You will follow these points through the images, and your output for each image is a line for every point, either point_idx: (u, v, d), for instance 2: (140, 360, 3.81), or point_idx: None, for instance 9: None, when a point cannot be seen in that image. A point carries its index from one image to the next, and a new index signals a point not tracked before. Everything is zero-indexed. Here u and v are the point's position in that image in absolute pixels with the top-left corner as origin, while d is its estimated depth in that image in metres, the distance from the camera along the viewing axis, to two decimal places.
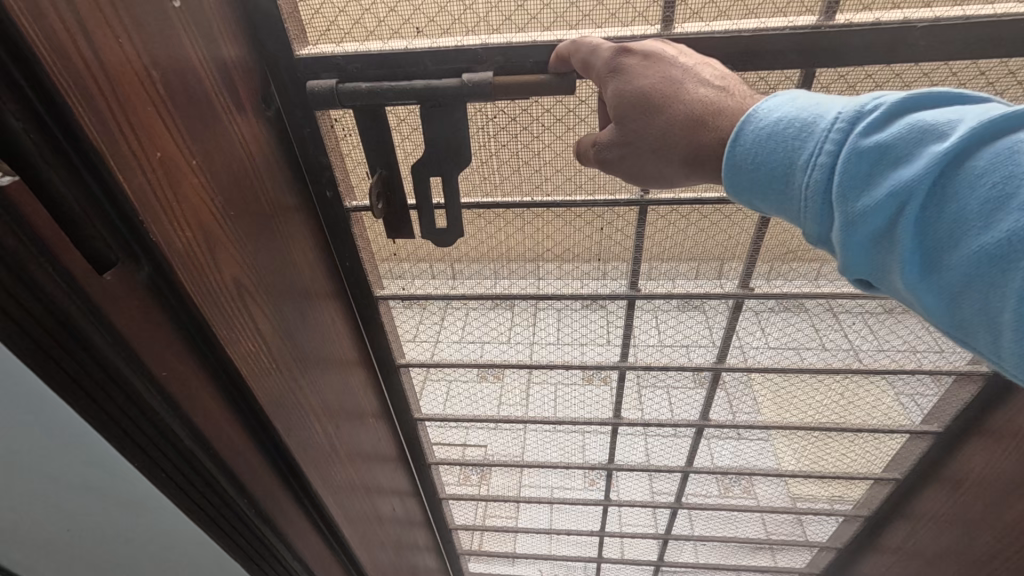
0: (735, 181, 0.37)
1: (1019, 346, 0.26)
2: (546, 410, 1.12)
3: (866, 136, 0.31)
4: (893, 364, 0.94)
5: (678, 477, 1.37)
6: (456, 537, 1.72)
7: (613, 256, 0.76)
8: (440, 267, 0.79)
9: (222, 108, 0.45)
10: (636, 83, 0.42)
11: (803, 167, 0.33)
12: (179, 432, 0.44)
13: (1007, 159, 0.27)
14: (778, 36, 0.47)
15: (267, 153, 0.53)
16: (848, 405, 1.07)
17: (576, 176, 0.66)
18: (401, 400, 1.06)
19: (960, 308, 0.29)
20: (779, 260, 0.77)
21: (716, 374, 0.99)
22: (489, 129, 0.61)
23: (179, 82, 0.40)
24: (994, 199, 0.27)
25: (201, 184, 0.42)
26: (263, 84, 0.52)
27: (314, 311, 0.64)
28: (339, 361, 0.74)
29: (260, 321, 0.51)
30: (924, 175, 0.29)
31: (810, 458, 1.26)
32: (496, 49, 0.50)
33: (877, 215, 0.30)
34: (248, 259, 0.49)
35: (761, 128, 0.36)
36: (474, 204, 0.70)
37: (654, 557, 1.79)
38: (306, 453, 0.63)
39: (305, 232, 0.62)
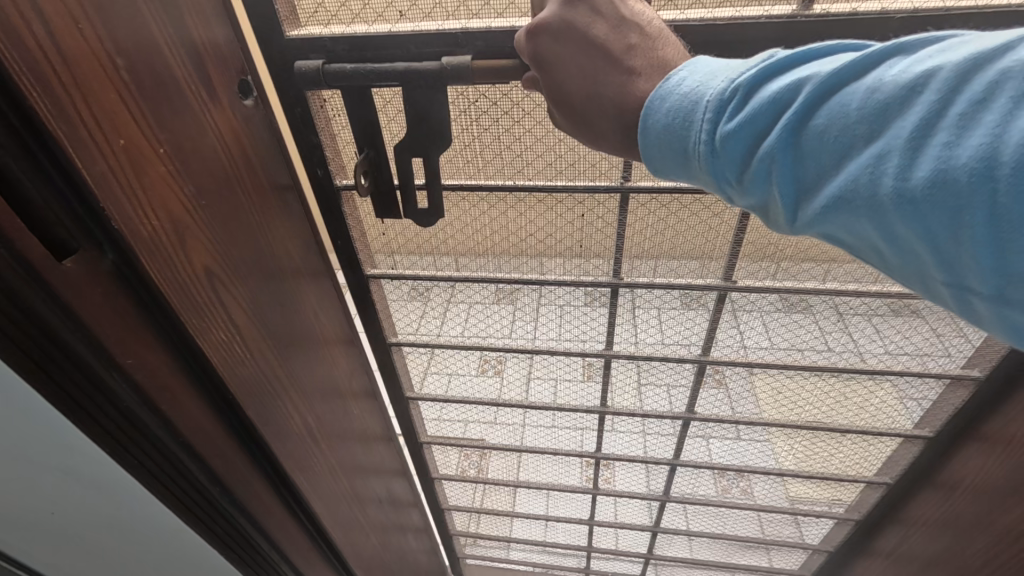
0: (653, 166, 0.40)
1: (899, 262, 0.30)
2: (546, 397, 1.12)
3: (734, 114, 0.34)
4: (881, 364, 0.95)
5: (666, 470, 1.38)
6: (450, 517, 1.77)
7: (594, 244, 0.77)
8: (427, 249, 0.81)
9: (196, 98, 0.46)
10: (563, 67, 0.45)
11: (695, 153, 0.36)
12: (145, 418, 0.46)
13: (844, 113, 0.30)
14: (755, 25, 0.47)
15: (246, 143, 0.54)
16: (834, 404, 1.08)
17: (557, 161, 0.67)
18: (396, 381, 1.10)
19: (845, 241, 0.33)
20: (766, 256, 0.77)
21: (702, 366, 0.99)
22: (471, 113, 0.63)
23: (144, 71, 0.41)
24: (837, 151, 0.30)
25: (168, 171, 0.44)
26: (239, 75, 0.52)
27: (293, 300, 0.66)
28: (322, 346, 0.77)
29: (233, 308, 0.53)
30: (784, 141, 0.32)
31: (805, 458, 1.27)
32: (476, 33, 0.51)
33: (755, 184, 0.34)
34: (221, 248, 0.51)
35: (659, 120, 0.38)
36: (458, 186, 0.71)
37: (644, 549, 1.83)
38: (281, 442, 0.65)
39: (287, 222, 0.64)
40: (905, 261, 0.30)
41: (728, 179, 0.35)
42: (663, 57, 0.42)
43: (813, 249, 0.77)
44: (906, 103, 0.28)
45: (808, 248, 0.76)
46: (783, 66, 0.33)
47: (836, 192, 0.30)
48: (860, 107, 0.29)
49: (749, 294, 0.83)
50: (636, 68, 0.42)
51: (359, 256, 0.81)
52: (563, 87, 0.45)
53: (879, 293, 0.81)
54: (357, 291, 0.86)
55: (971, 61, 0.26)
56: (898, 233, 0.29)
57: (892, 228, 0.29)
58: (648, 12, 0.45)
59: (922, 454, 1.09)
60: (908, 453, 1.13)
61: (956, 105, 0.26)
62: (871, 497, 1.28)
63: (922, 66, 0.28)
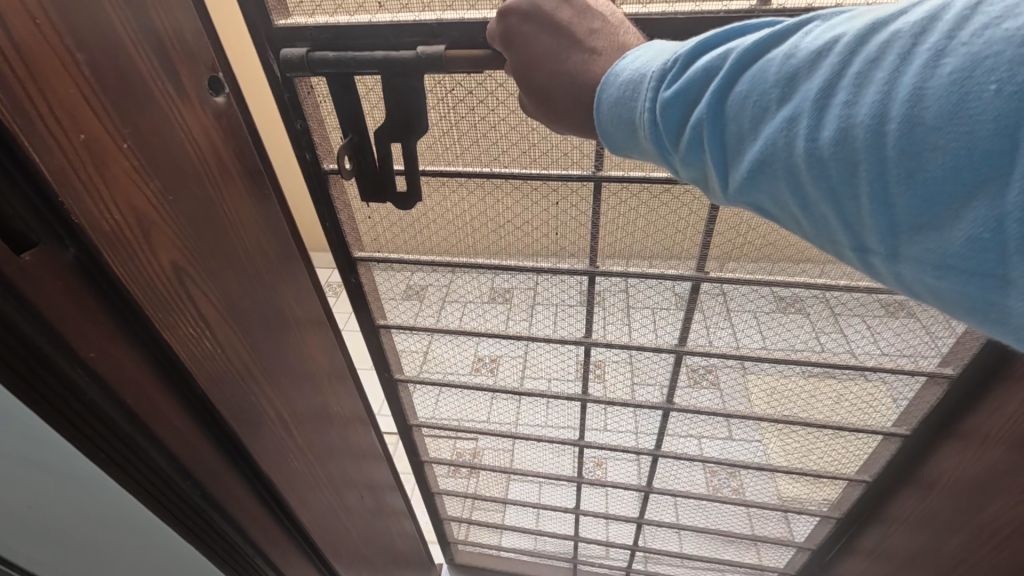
0: (608, 140, 0.43)
1: (814, 230, 0.33)
2: (539, 385, 1.12)
3: (672, 83, 0.37)
4: (856, 360, 0.89)
5: (649, 459, 1.28)
6: (444, 501, 1.67)
7: (569, 231, 0.79)
8: (408, 233, 0.84)
9: (160, 91, 0.44)
10: (532, 47, 0.47)
11: (641, 122, 0.39)
12: (116, 418, 0.44)
13: (763, 78, 0.32)
14: (712, 19, 0.50)
15: (217, 138, 0.51)
16: (810, 397, 0.98)
17: (532, 150, 0.70)
18: (385, 363, 1.10)
19: (768, 209, 0.35)
20: (739, 245, 0.77)
21: (679, 357, 0.97)
22: (448, 101, 0.66)
23: (105, 61, 0.39)
24: (756, 114, 0.32)
25: (130, 165, 0.41)
26: (211, 70, 0.50)
27: (271, 301, 0.62)
28: (304, 347, 0.72)
29: (203, 306, 0.50)
30: (713, 108, 0.34)
31: (798, 454, 1.13)
32: (451, 24, 0.54)
33: (691, 152, 0.36)
34: (190, 244, 0.48)
35: (612, 94, 0.41)
36: (437, 172, 0.74)
37: (631, 539, 1.67)
38: (258, 442, 0.61)
39: (263, 221, 0.60)
40: (820, 227, 0.33)
41: (666, 146, 0.38)
42: (623, 40, 0.46)
43: (791, 247, 0.76)
44: (814, 66, 0.30)
45: (776, 240, 0.75)
46: (717, 40, 0.36)
47: (758, 155, 0.32)
48: (777, 71, 0.32)
49: (724, 285, 0.82)
50: (596, 49, 0.45)
51: (346, 238, 0.84)
52: (528, 71, 0.48)
53: (866, 288, 0.78)
54: (345, 273, 0.89)
55: (870, 26, 0.29)
56: (809, 195, 0.31)
57: (805, 192, 0.31)
58: (607, 6, 0.48)
59: (901, 452, 0.97)
60: (888, 452, 1.01)
61: (854, 66, 0.29)
62: (850, 496, 1.14)
63: (832, 32, 0.30)
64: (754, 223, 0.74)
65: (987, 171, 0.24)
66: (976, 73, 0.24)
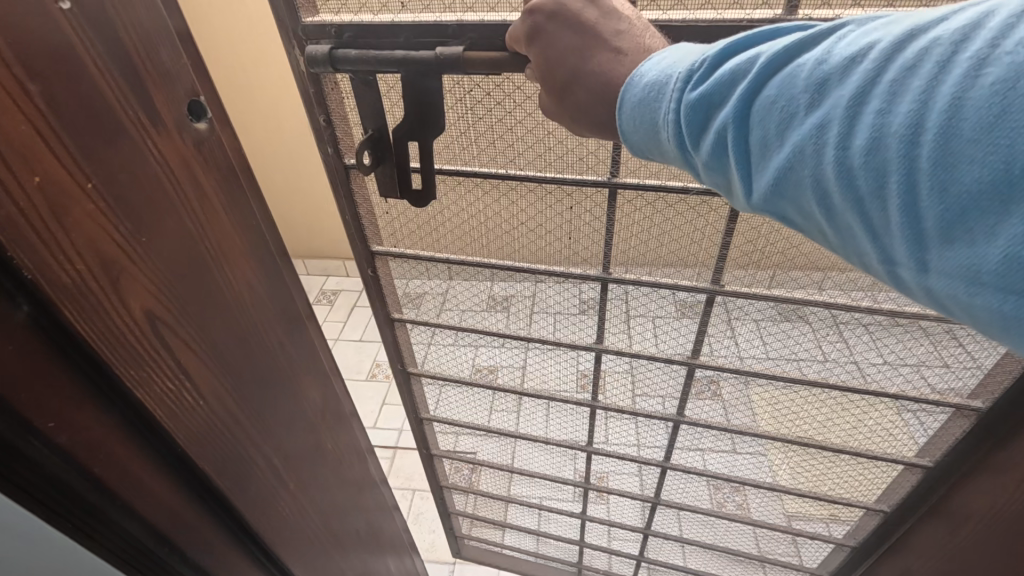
0: (629, 141, 0.42)
1: (840, 238, 0.31)
2: (544, 386, 1.10)
3: (698, 84, 0.35)
4: (877, 388, 0.85)
5: (657, 470, 1.23)
6: (449, 497, 1.55)
7: (584, 236, 0.79)
8: (423, 231, 0.85)
9: (128, 119, 0.32)
10: (554, 46, 0.47)
11: (663, 123, 0.37)
12: (100, 503, 0.35)
13: (792, 82, 0.31)
14: (734, 26, 0.50)
15: (204, 172, 0.39)
16: (825, 420, 0.94)
17: (547, 154, 0.70)
18: (396, 356, 1.10)
19: (790, 216, 0.34)
20: (756, 258, 0.75)
21: (690, 370, 0.94)
22: (466, 101, 0.66)
23: (62, 84, 0.28)
24: (783, 119, 0.31)
25: (98, 208, 0.31)
26: (191, 91, 0.37)
27: (278, 356, 0.51)
28: (313, 404, 0.60)
29: (192, 371, 0.40)
30: (740, 112, 0.33)
31: (812, 478, 1.08)
32: (470, 26, 0.55)
33: (714, 156, 0.35)
34: (175, 299, 0.37)
35: (635, 92, 0.40)
36: (454, 171, 0.75)
37: (637, 548, 1.51)
38: (258, 512, 0.51)
39: (266, 266, 0.48)
40: (845, 237, 0.31)
41: (688, 149, 0.36)
42: (648, 43, 0.45)
43: (813, 259, 0.72)
44: (847, 71, 0.29)
45: (795, 255, 0.73)
46: (745, 42, 0.35)
47: (784, 162, 0.31)
48: (809, 76, 0.30)
49: (739, 300, 0.80)
50: (621, 49, 0.44)
51: (364, 232, 0.85)
52: (548, 72, 0.48)
53: (890, 312, 0.74)
54: (362, 265, 0.91)
55: (908, 33, 0.28)
56: (835, 205, 0.30)
57: (832, 202, 0.30)
58: (629, 10, 0.48)
59: (920, 486, 0.89)
60: (909, 483, 0.93)
61: (889, 73, 0.28)
62: (868, 526, 1.06)
63: (868, 38, 0.29)
64: (772, 237, 0.72)
65: (1018, 187, 0.23)
66: (1020, 84, 0.23)
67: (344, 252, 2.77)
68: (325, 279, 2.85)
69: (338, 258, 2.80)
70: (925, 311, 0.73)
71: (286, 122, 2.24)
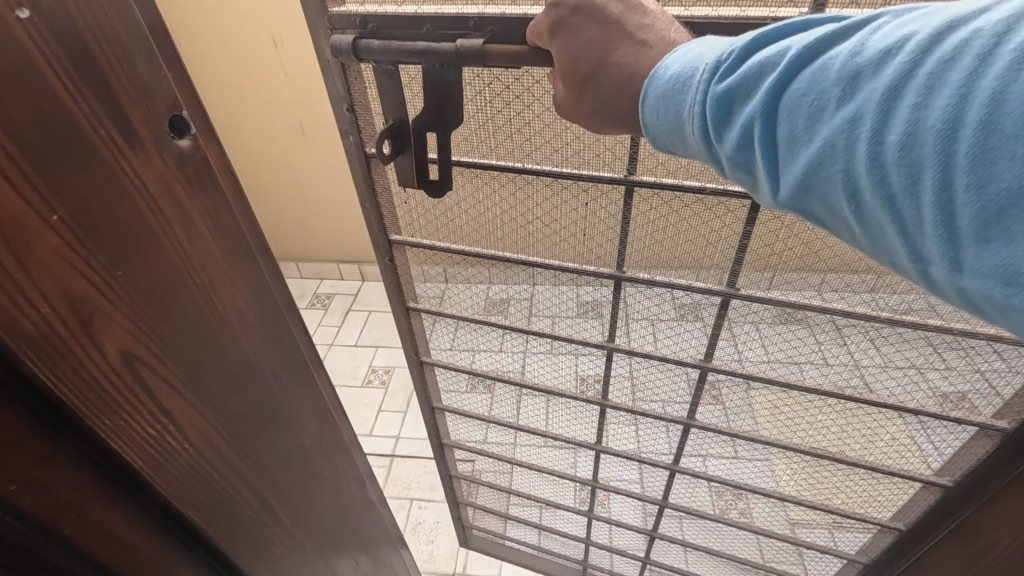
0: (650, 134, 0.41)
1: (868, 235, 0.30)
2: (551, 382, 1.08)
3: (725, 76, 0.34)
4: (896, 402, 0.81)
5: (664, 473, 1.20)
6: (459, 486, 1.51)
7: (599, 233, 0.78)
8: (439, 223, 0.86)
9: (96, 139, 0.26)
10: (576, 38, 0.46)
11: (688, 116, 0.37)
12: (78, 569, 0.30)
13: (824, 76, 0.30)
14: (758, 24, 0.49)
15: (190, 197, 0.33)
16: (840, 432, 0.91)
17: (564, 148, 0.70)
18: (410, 344, 1.10)
19: (815, 213, 0.33)
20: (774, 264, 0.73)
21: (702, 374, 0.92)
22: (485, 94, 0.67)
23: (16, 96, 0.22)
24: (812, 113, 0.30)
25: (67, 241, 0.25)
26: (172, 104, 0.31)
27: (279, 393, 0.45)
28: (318, 439, 0.54)
29: (178, 420, 0.34)
30: (768, 106, 0.32)
31: (822, 490, 1.04)
32: (493, 18, 0.55)
33: (739, 149, 0.34)
34: (161, 341, 0.32)
35: (658, 84, 0.39)
36: (471, 164, 0.75)
37: (643, 552, 1.46)
38: (258, 560, 0.46)
39: (267, 295, 0.42)
40: (873, 236, 0.30)
41: (713, 143, 0.36)
42: (673, 38, 0.45)
43: (830, 263, 0.70)
44: (880, 65, 0.28)
45: (815, 260, 0.71)
46: (773, 35, 0.34)
47: (813, 158, 0.30)
48: (840, 69, 0.30)
49: (754, 305, 0.78)
50: (648, 41, 0.44)
51: (384, 221, 0.86)
52: (567, 64, 0.48)
53: (912, 324, 0.71)
54: (379, 253, 0.93)
55: (947, 25, 0.27)
56: (865, 202, 0.29)
57: (862, 200, 0.29)
58: (654, 5, 0.48)
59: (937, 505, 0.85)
60: (926, 502, 0.88)
61: (925, 66, 0.27)
62: (881, 543, 1.01)
63: (904, 30, 0.28)
64: (791, 241, 0.70)
65: None
66: None
67: (341, 255, 2.71)
68: (320, 283, 2.78)
69: (330, 261, 2.74)
70: (951, 325, 0.70)
71: (275, 123, 2.18)
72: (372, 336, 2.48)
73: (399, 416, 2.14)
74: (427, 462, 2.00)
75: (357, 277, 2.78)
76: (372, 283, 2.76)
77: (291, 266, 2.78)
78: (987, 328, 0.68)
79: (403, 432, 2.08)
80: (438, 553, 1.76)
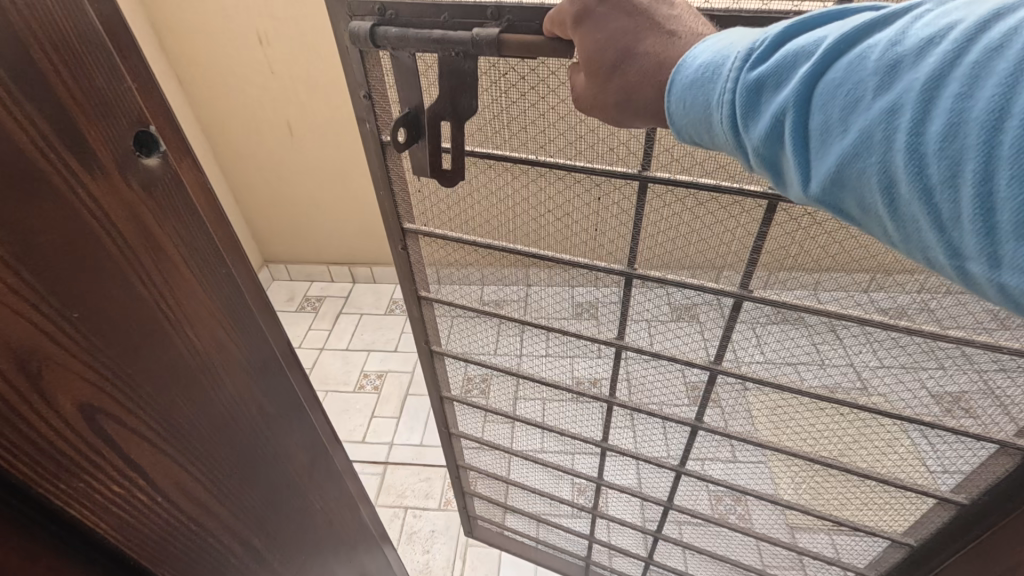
0: (676, 124, 0.40)
1: (900, 230, 0.29)
2: (555, 377, 1.06)
3: (758, 64, 0.34)
4: (909, 414, 0.79)
5: (670, 476, 1.18)
6: (467, 477, 1.53)
7: (611, 228, 0.77)
8: (451, 214, 0.86)
9: (47, 164, 0.26)
10: (598, 27, 0.46)
11: (716, 105, 0.36)
12: None
13: (861, 65, 0.29)
14: (781, 18, 0.48)
15: (159, 219, 0.33)
16: (851, 442, 0.88)
17: (578, 141, 0.69)
18: (420, 332, 1.10)
19: (846, 206, 0.32)
20: (790, 266, 0.72)
21: (712, 376, 0.90)
22: (500, 85, 0.66)
23: None
24: (847, 104, 0.30)
25: (12, 286, 0.25)
26: (138, 119, 0.31)
27: (257, 424, 0.45)
28: (297, 463, 0.53)
29: (144, 464, 0.34)
30: (802, 95, 0.31)
31: (837, 501, 0.99)
32: (511, 7, 0.54)
33: (769, 140, 0.33)
34: (124, 389, 0.32)
35: (687, 73, 0.38)
36: (485, 155, 0.75)
37: (645, 551, 1.44)
38: None
39: (246, 326, 0.42)
40: (905, 231, 0.29)
41: (741, 134, 0.35)
42: (698, 30, 0.44)
43: (844, 266, 0.68)
44: (922, 53, 0.27)
45: (833, 264, 0.69)
46: (807, 26, 0.33)
47: (847, 150, 0.29)
48: (878, 59, 0.29)
49: (766, 307, 0.76)
50: (675, 32, 0.43)
51: (398, 209, 0.87)
52: (589, 56, 0.47)
53: (932, 334, 0.69)
54: (393, 241, 0.93)
55: (992, 13, 0.26)
56: (900, 195, 0.28)
57: (899, 191, 0.28)
58: None
59: (955, 523, 0.84)
60: (939, 518, 0.86)
61: (971, 54, 0.26)
62: (891, 558, 0.99)
63: (948, 18, 0.27)
64: (808, 243, 0.68)
65: None
66: None
67: (331, 257, 2.70)
68: (310, 286, 2.78)
69: (320, 263, 2.73)
70: (973, 337, 0.67)
71: (263, 123, 2.17)
72: (365, 340, 2.47)
73: (393, 422, 2.12)
74: (422, 469, 1.97)
75: (347, 280, 2.78)
76: (363, 284, 2.78)
77: (280, 269, 2.76)
78: (1012, 341, 0.65)
79: (397, 438, 2.07)
80: (434, 562, 1.72)
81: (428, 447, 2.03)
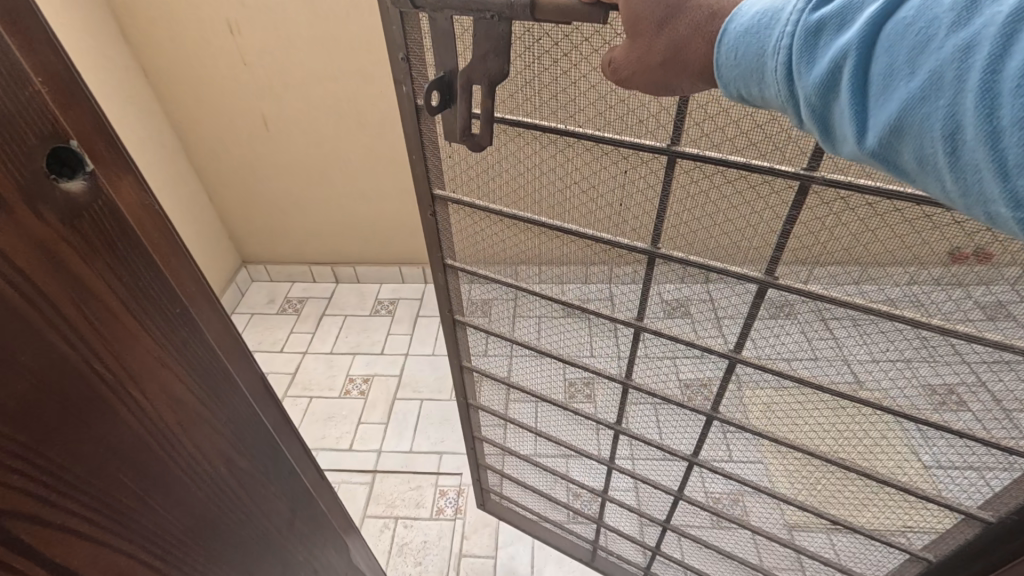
0: (724, 79, 0.40)
1: (959, 181, 0.30)
2: (569, 354, 1.05)
3: (820, 9, 0.34)
4: (934, 418, 0.75)
5: (682, 466, 1.15)
6: (483, 449, 1.53)
7: (636, 205, 0.76)
8: (478, 183, 0.86)
9: None
10: None
11: (772, 52, 0.36)
12: None
13: (934, 7, 0.30)
14: None
15: (90, 262, 0.35)
16: (872, 447, 0.84)
17: (609, 112, 0.68)
18: (444, 301, 1.12)
19: (904, 157, 0.32)
20: (822, 255, 0.68)
21: (730, 366, 0.87)
22: (534, 50, 0.66)
23: None
24: (917, 45, 0.30)
25: None
26: (52, 133, 0.32)
27: (216, 479, 0.50)
28: (260, 490, 0.57)
29: (79, 557, 0.36)
30: (866, 39, 0.32)
31: (850, 505, 0.96)
32: None
33: (827, 89, 0.34)
34: (60, 484, 0.34)
35: (741, 22, 0.38)
36: (515, 122, 0.75)
37: (654, 542, 1.41)
38: None
39: (209, 382, 0.47)
40: (965, 182, 0.29)
41: (799, 80, 0.35)
42: None
43: (873, 256, 0.65)
44: None
45: (862, 257, 0.66)
46: None
47: (913, 93, 0.30)
48: None
49: (792, 296, 0.74)
50: None
51: (429, 174, 0.88)
52: (636, 14, 0.46)
53: (968, 337, 0.65)
54: (422, 209, 0.94)
55: None
56: (965, 140, 0.29)
57: (966, 137, 0.29)
58: None
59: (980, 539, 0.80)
60: (964, 534, 0.83)
61: None
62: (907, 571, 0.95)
63: None
64: (839, 229, 0.65)
65: None
66: None
67: (311, 257, 2.73)
68: (290, 287, 2.82)
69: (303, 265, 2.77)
70: (1011, 342, 0.62)
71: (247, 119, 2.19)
72: (348, 341, 2.51)
73: (381, 428, 2.14)
74: (412, 477, 1.99)
75: (331, 279, 2.80)
76: (345, 284, 2.81)
77: (259, 269, 2.80)
78: None
79: (385, 446, 2.08)
80: None
81: (418, 454, 2.05)
